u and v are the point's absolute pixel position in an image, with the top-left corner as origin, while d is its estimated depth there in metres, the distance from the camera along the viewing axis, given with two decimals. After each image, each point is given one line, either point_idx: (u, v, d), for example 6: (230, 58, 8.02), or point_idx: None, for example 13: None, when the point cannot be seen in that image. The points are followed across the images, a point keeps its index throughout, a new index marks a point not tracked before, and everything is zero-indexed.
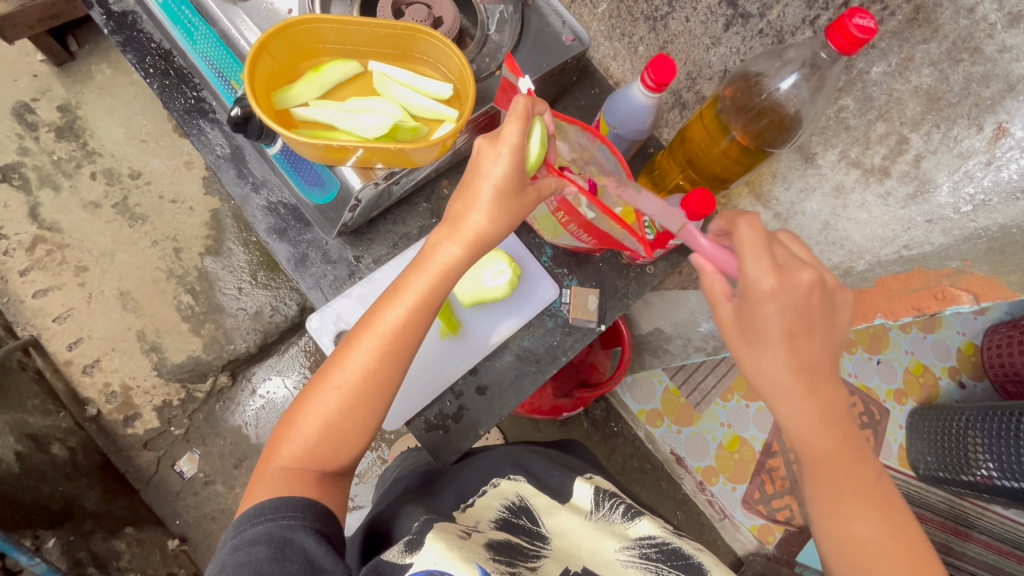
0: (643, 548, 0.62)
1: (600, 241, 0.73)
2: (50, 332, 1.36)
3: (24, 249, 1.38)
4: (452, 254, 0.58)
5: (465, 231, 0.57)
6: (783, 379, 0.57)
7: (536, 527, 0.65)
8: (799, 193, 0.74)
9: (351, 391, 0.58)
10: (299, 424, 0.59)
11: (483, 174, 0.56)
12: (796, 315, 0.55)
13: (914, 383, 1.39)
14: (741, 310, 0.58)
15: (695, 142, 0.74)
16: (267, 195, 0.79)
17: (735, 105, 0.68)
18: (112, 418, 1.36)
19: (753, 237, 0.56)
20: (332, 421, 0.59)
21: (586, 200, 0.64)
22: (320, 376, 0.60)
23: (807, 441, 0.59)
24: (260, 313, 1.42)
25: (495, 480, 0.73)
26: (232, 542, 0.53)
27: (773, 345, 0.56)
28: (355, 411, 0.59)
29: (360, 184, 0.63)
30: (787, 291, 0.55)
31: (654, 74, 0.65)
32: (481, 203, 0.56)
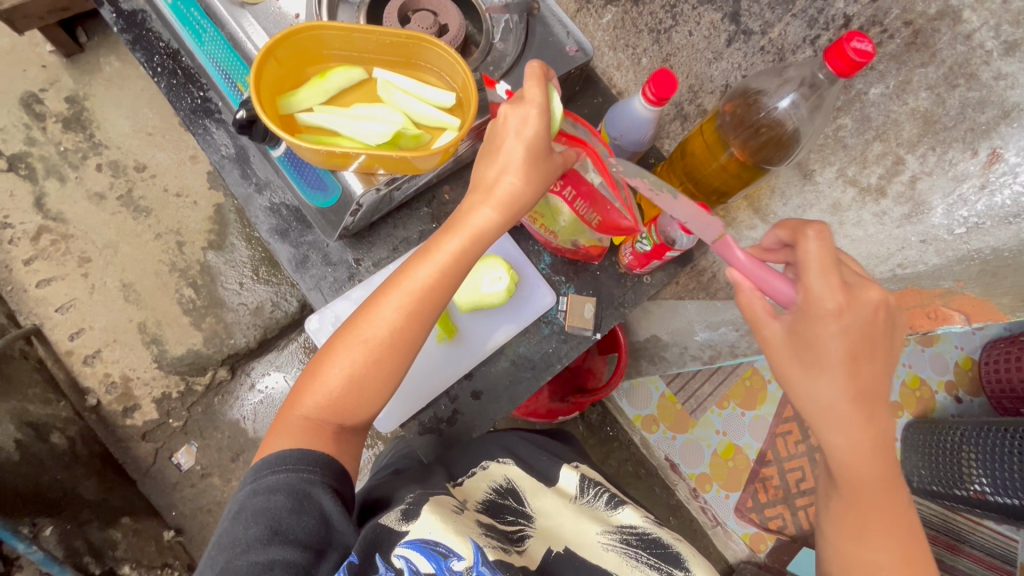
0: (624, 535, 0.64)
1: (604, 223, 0.71)
2: (52, 321, 1.37)
3: (28, 239, 1.39)
4: (483, 216, 0.58)
5: (498, 193, 0.57)
6: (838, 402, 0.57)
7: (523, 508, 0.66)
8: (797, 208, 0.74)
9: (376, 347, 0.59)
10: (323, 375, 0.60)
11: (510, 130, 0.56)
12: (860, 337, 0.55)
13: (910, 397, 1.41)
14: (794, 326, 0.58)
15: (694, 156, 0.74)
16: (271, 196, 0.80)
17: (735, 121, 0.68)
18: (112, 409, 1.37)
19: (813, 256, 0.55)
20: (355, 375, 0.59)
21: (593, 161, 0.65)
22: (346, 328, 0.61)
23: (851, 464, 0.59)
24: (260, 308, 1.43)
25: (483, 462, 0.71)
26: (252, 487, 0.55)
27: (831, 365, 0.56)
28: (376, 371, 0.60)
29: (361, 189, 0.64)
30: (853, 310, 0.54)
31: (655, 88, 0.65)
32: (512, 163, 0.56)
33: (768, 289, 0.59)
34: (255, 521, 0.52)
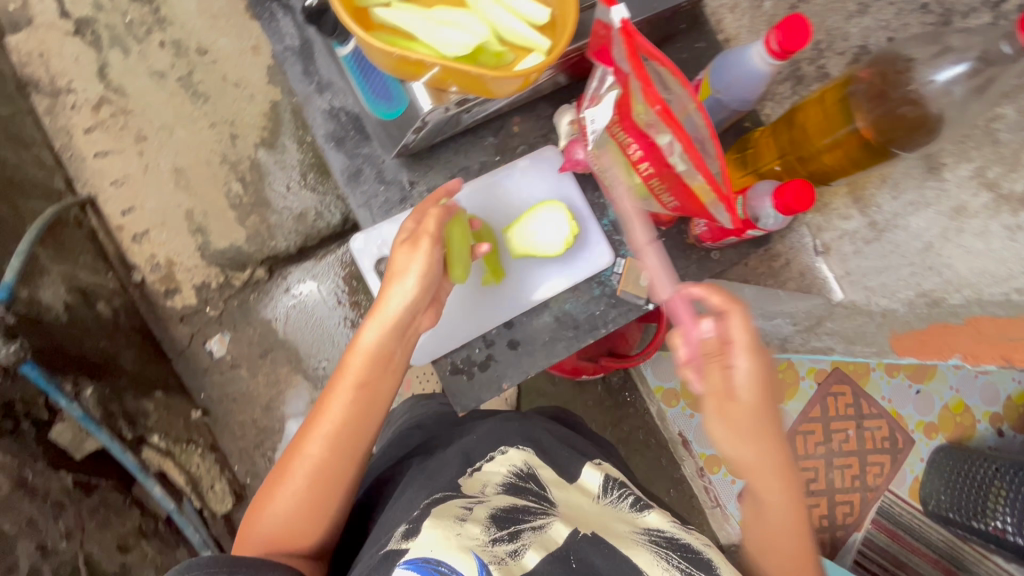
0: (651, 536, 0.62)
1: (685, 205, 0.61)
2: (106, 194, 1.39)
3: (89, 107, 1.39)
4: (389, 337, 0.66)
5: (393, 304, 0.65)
6: (753, 464, 0.64)
7: (545, 493, 0.66)
8: (907, 205, 0.66)
9: (311, 466, 0.63)
10: (268, 508, 0.63)
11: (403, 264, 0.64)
12: (768, 409, 0.63)
13: (949, 421, 1.45)
14: (732, 394, 0.63)
15: (806, 129, 0.65)
16: (333, 99, 0.74)
17: (871, 92, 0.58)
18: (154, 288, 1.41)
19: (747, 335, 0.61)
20: (293, 498, 0.63)
21: (681, 149, 0.53)
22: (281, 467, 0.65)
23: (774, 527, 0.64)
24: (304, 215, 1.43)
25: (503, 446, 0.72)
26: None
27: (746, 433, 0.63)
28: (315, 490, 0.63)
29: (429, 106, 0.59)
30: (762, 384, 0.62)
31: (783, 37, 0.55)
32: (406, 286, 0.64)
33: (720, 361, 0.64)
34: None
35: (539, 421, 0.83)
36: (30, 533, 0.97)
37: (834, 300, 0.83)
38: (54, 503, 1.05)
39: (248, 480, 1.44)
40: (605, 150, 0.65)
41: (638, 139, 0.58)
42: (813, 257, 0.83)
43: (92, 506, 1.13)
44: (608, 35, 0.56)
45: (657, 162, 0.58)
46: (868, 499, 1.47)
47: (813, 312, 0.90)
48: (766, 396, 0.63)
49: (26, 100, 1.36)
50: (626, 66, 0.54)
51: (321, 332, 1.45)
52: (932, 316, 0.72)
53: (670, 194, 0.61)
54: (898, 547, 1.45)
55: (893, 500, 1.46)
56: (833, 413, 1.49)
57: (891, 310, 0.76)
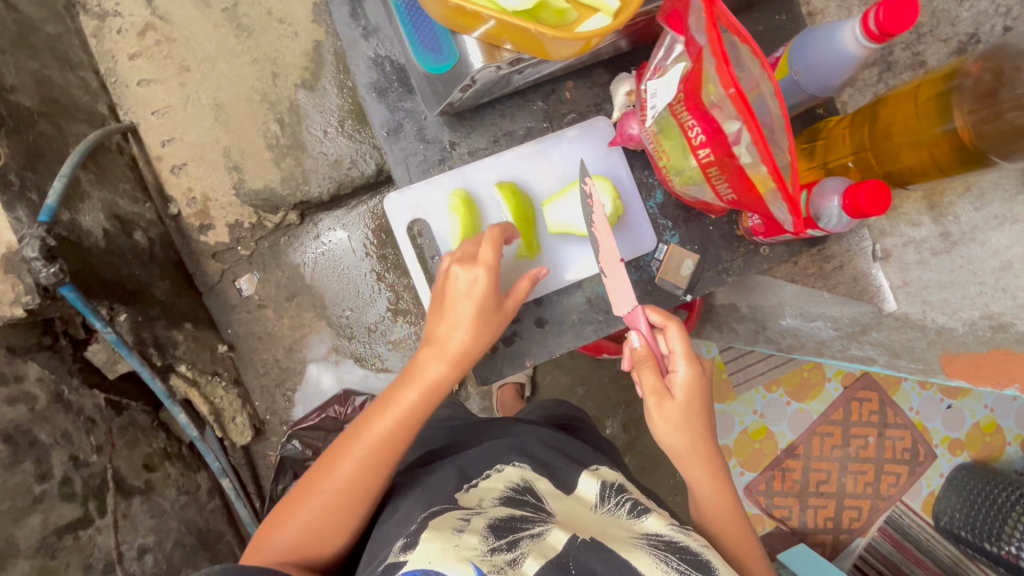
0: (649, 542, 0.62)
1: (742, 199, 0.56)
2: (148, 124, 1.40)
3: (135, 32, 1.37)
4: (436, 369, 0.64)
5: (449, 349, 0.64)
6: (683, 448, 0.72)
7: (542, 504, 0.65)
8: (991, 219, 0.63)
9: (345, 492, 0.62)
10: (292, 519, 0.63)
11: (458, 295, 0.63)
12: (699, 403, 0.71)
13: (977, 439, 1.43)
14: (673, 393, 0.69)
15: (894, 123, 0.58)
16: (379, 47, 0.71)
17: (978, 89, 0.51)
18: (189, 222, 1.42)
19: (685, 346, 0.69)
20: (322, 517, 0.62)
21: (750, 139, 0.48)
22: (312, 479, 0.64)
23: (706, 497, 0.74)
24: (339, 162, 1.42)
25: (500, 465, 0.72)
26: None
27: (680, 425, 0.70)
28: (343, 510, 0.63)
29: (481, 63, 0.54)
30: (695, 383, 0.70)
31: (884, 16, 0.49)
32: (459, 324, 0.63)
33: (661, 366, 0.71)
34: None
35: (532, 430, 0.82)
36: (65, 444, 1.02)
37: (885, 310, 0.77)
38: (87, 418, 1.10)
39: (267, 416, 1.49)
40: (663, 130, 0.59)
41: (702, 122, 0.53)
42: (870, 263, 0.77)
43: (122, 425, 1.19)
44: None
45: (720, 149, 0.53)
46: (878, 507, 1.45)
47: (856, 320, 0.82)
48: (697, 399, 0.70)
49: (74, 20, 1.35)
50: (702, 38, 0.49)
51: (348, 282, 1.46)
52: (994, 341, 0.66)
53: (728, 186, 0.56)
54: (902, 557, 1.42)
55: (905, 512, 1.45)
56: (856, 418, 1.46)
57: (948, 330, 0.70)
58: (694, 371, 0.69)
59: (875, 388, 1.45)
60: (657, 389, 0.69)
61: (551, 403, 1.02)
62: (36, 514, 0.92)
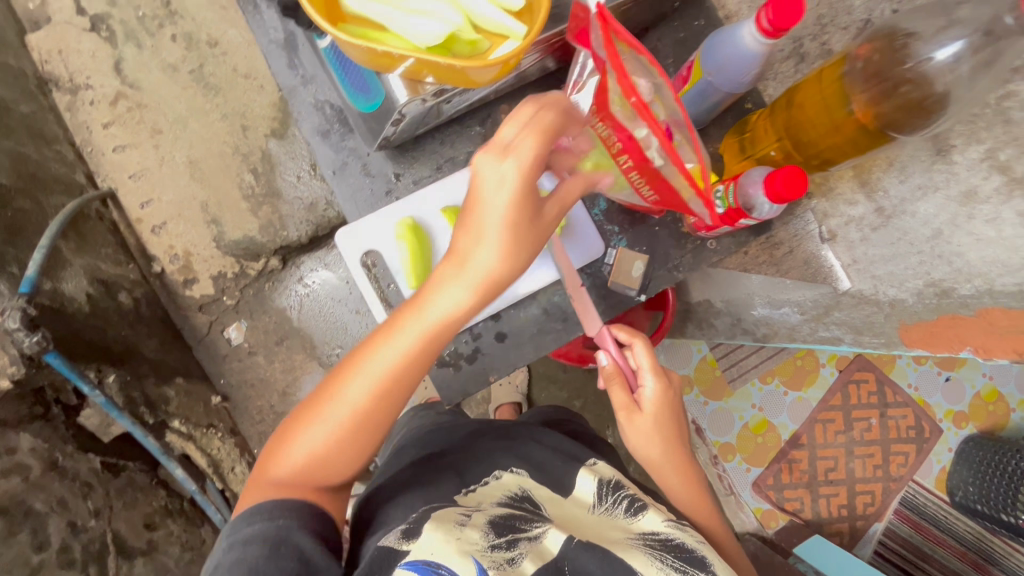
0: (647, 540, 0.62)
1: (665, 198, 0.60)
2: (126, 188, 1.44)
3: (106, 103, 1.43)
4: (458, 288, 0.56)
5: (473, 268, 0.55)
6: (658, 460, 0.73)
7: (540, 510, 0.66)
8: (916, 190, 0.62)
9: (348, 428, 0.59)
10: (292, 450, 0.59)
11: (482, 196, 0.53)
12: (670, 415, 0.73)
13: (981, 409, 1.40)
14: (642, 407, 0.72)
15: (804, 110, 0.61)
16: (315, 92, 0.74)
17: (868, 70, 0.55)
18: (174, 278, 1.45)
19: (651, 361, 0.72)
20: (327, 452, 0.59)
21: (658, 144, 0.52)
22: (312, 406, 0.60)
23: (687, 507, 0.75)
24: (314, 205, 1.46)
25: (497, 472, 0.72)
26: (228, 540, 0.54)
27: (652, 438, 0.72)
28: (350, 442, 0.59)
29: (406, 97, 0.57)
30: (665, 395, 0.72)
31: (774, 14, 0.52)
32: (488, 232, 0.54)
33: (630, 383, 0.74)
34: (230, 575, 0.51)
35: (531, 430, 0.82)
36: (61, 511, 1.02)
37: (840, 289, 0.79)
38: (83, 483, 1.10)
39: None
40: None
41: (616, 132, 0.56)
42: (819, 244, 0.79)
43: (120, 487, 1.19)
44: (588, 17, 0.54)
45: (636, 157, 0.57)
46: (891, 489, 1.43)
47: (819, 301, 0.85)
48: (667, 410, 0.72)
49: (47, 97, 1.40)
50: (603, 54, 0.52)
51: (334, 321, 1.48)
52: (941, 307, 0.67)
53: (649, 187, 0.60)
54: (923, 539, 1.41)
55: (918, 492, 1.42)
56: (856, 401, 1.44)
57: (900, 301, 0.72)
58: (660, 382, 0.72)
59: (870, 368, 1.43)
60: (626, 402, 0.72)
61: (560, 413, 1.00)
62: None
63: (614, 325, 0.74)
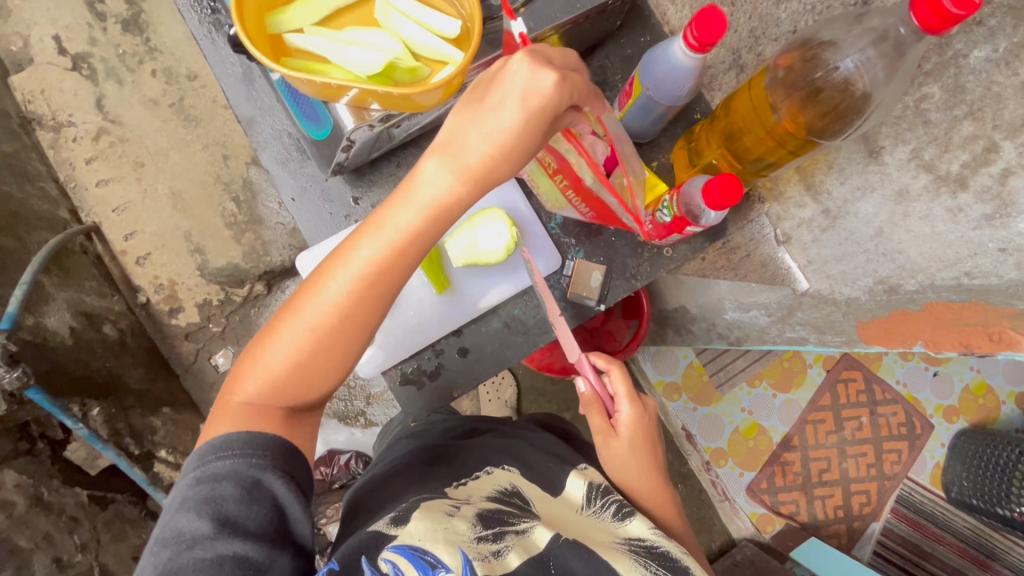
0: (632, 546, 0.62)
1: (601, 213, 0.66)
2: (109, 221, 1.46)
3: (89, 138, 1.46)
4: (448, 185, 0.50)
5: (467, 163, 0.50)
6: (634, 484, 0.74)
7: (528, 506, 0.66)
8: (855, 190, 0.64)
9: (325, 334, 0.53)
10: (268, 357, 0.55)
11: (505, 98, 0.47)
12: (646, 439, 0.76)
13: (971, 403, 1.41)
14: (621, 431, 0.74)
15: (739, 118, 0.64)
16: (274, 122, 0.76)
17: (788, 80, 0.58)
18: (159, 308, 1.47)
19: (627, 387, 0.76)
20: (303, 362, 0.54)
21: (589, 169, 0.58)
22: (291, 306, 0.54)
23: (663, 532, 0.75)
24: (296, 230, 1.48)
25: (489, 467, 0.73)
26: (195, 474, 0.51)
27: (629, 462, 0.74)
28: (326, 350, 0.54)
29: (352, 124, 0.59)
30: (642, 421, 0.75)
31: (698, 32, 0.55)
32: (483, 131, 0.48)
33: (607, 408, 0.76)
34: (199, 513, 0.49)
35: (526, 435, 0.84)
36: (46, 547, 1.02)
37: (800, 290, 0.81)
38: (69, 517, 1.10)
39: None
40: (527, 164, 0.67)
41: (551, 155, 0.61)
42: (775, 247, 0.81)
43: (107, 519, 1.19)
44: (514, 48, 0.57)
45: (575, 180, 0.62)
46: (886, 488, 1.43)
47: (783, 303, 0.86)
48: (643, 433, 0.75)
49: (31, 135, 1.43)
50: None
51: None
52: (892, 303, 0.69)
53: (587, 206, 0.66)
54: (922, 537, 1.40)
55: (913, 488, 1.42)
56: (845, 400, 1.45)
57: (855, 299, 0.74)
58: (636, 407, 0.75)
59: (858, 366, 1.44)
60: (604, 427, 0.74)
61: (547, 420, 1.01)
62: None
63: (591, 353, 0.77)
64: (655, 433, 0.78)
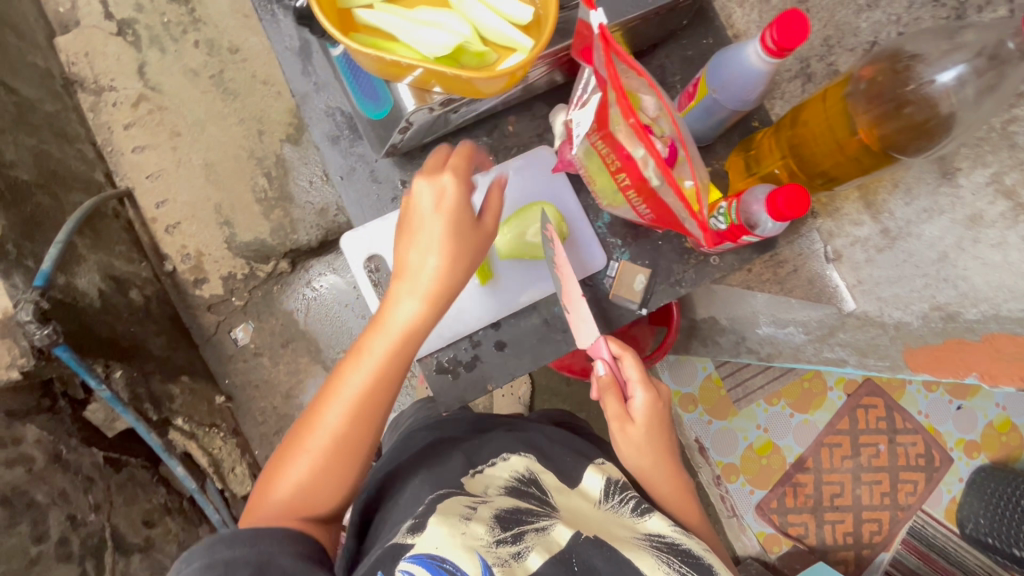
0: (653, 542, 0.61)
1: (660, 216, 0.62)
2: (142, 187, 1.46)
3: (128, 104, 1.46)
4: (412, 307, 0.60)
5: (423, 285, 0.59)
6: (646, 470, 0.73)
7: (546, 496, 0.65)
8: (921, 212, 0.62)
9: (326, 453, 0.61)
10: (281, 483, 0.61)
11: (433, 220, 0.58)
12: (659, 423, 0.72)
13: (993, 439, 1.35)
14: (634, 419, 0.71)
15: (808, 128, 0.61)
16: (328, 99, 0.76)
17: (870, 92, 0.55)
18: (184, 277, 1.47)
19: (643, 372, 0.71)
20: (313, 479, 0.61)
21: (655, 166, 0.53)
22: (294, 438, 0.62)
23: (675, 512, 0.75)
24: (325, 210, 1.48)
25: (505, 454, 0.72)
26: (204, 562, 0.51)
27: (641, 449, 0.72)
28: (330, 467, 0.61)
29: (413, 106, 0.59)
30: (656, 406, 0.71)
31: (778, 34, 0.53)
32: (430, 245, 0.59)
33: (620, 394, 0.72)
34: None
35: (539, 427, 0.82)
36: (61, 504, 1.03)
37: (846, 310, 0.79)
38: (85, 477, 1.11)
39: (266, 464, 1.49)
40: (587, 157, 0.65)
41: (615, 151, 0.58)
42: (823, 264, 0.79)
43: (120, 482, 1.20)
44: (589, 35, 0.54)
45: (636, 178, 0.58)
46: (898, 518, 1.40)
47: (824, 322, 0.85)
48: (658, 421, 0.72)
49: (72, 97, 1.44)
50: (604, 72, 0.53)
51: (340, 326, 1.50)
52: (947, 331, 0.66)
53: (646, 207, 0.62)
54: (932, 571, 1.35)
55: (928, 522, 1.37)
56: (863, 426, 1.41)
57: (905, 324, 0.71)
58: (651, 395, 0.71)
59: (880, 393, 1.40)
60: (618, 414, 0.71)
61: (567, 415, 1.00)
62: None
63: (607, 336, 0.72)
64: (668, 416, 0.75)
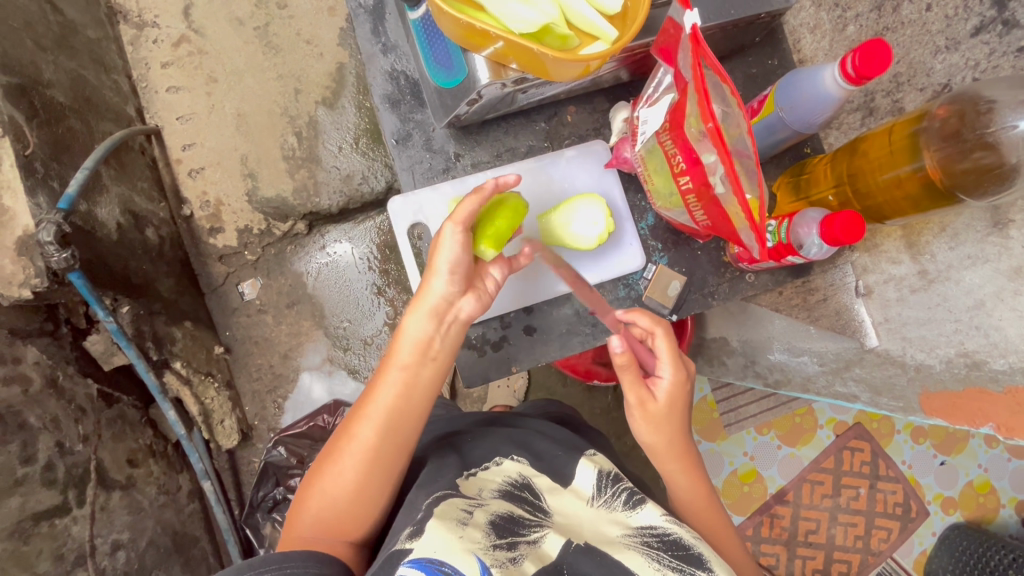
0: (644, 537, 0.60)
1: (715, 223, 0.62)
2: (172, 128, 1.46)
3: (169, 43, 1.45)
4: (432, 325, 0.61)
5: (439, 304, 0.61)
6: (663, 448, 0.71)
7: (540, 501, 0.64)
8: (963, 258, 0.63)
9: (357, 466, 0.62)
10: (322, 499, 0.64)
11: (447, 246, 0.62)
12: (681, 403, 0.70)
13: (971, 499, 1.38)
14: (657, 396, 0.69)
15: (867, 157, 0.64)
16: (394, 62, 0.76)
17: (944, 130, 0.56)
18: (201, 224, 1.47)
19: (673, 353, 0.68)
20: (345, 495, 0.62)
21: (723, 173, 0.54)
22: (333, 454, 0.65)
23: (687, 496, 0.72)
24: (350, 177, 1.47)
25: (499, 457, 0.70)
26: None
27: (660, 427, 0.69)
28: (366, 480, 0.62)
29: (488, 79, 0.60)
30: (679, 386, 0.69)
31: (860, 61, 0.53)
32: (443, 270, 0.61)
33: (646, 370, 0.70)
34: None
35: (536, 424, 0.81)
36: (52, 429, 1.02)
37: (867, 345, 0.80)
38: (78, 407, 1.10)
39: (255, 422, 1.48)
40: (650, 154, 0.66)
41: (683, 152, 0.59)
42: (853, 298, 0.80)
43: (111, 417, 1.18)
44: (677, 34, 0.55)
45: (699, 181, 0.59)
46: (869, 563, 1.41)
47: (841, 355, 0.86)
48: (680, 402, 0.70)
49: (114, 28, 1.42)
50: (688, 73, 0.54)
51: (346, 295, 1.49)
52: (969, 379, 0.67)
53: (702, 212, 0.63)
54: None
55: (896, 569, 1.40)
56: (849, 468, 1.43)
57: (926, 367, 0.72)
58: (678, 374, 0.68)
59: (867, 438, 1.42)
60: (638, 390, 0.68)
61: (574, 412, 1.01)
62: (15, 497, 0.92)
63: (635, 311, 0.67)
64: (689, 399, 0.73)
